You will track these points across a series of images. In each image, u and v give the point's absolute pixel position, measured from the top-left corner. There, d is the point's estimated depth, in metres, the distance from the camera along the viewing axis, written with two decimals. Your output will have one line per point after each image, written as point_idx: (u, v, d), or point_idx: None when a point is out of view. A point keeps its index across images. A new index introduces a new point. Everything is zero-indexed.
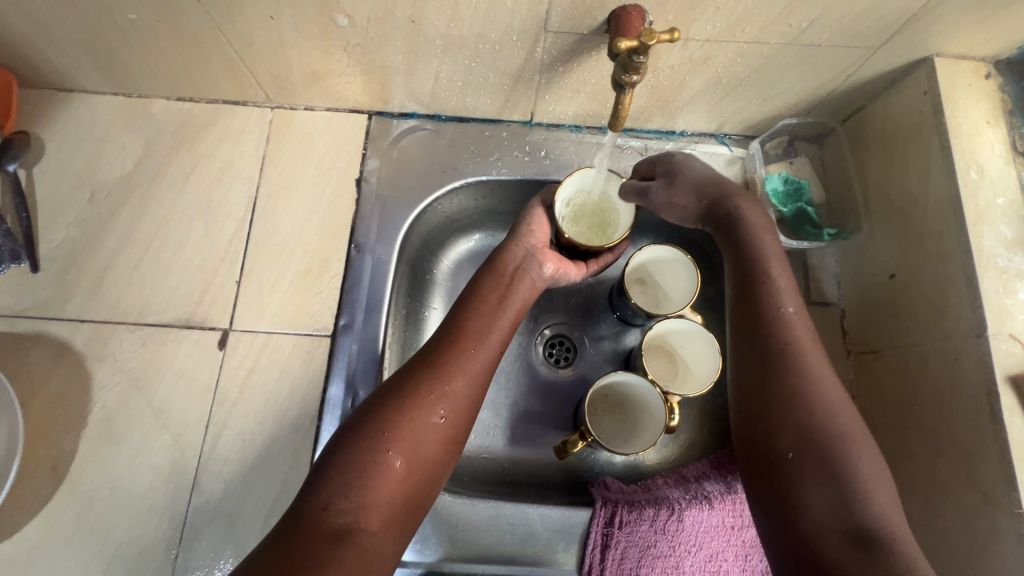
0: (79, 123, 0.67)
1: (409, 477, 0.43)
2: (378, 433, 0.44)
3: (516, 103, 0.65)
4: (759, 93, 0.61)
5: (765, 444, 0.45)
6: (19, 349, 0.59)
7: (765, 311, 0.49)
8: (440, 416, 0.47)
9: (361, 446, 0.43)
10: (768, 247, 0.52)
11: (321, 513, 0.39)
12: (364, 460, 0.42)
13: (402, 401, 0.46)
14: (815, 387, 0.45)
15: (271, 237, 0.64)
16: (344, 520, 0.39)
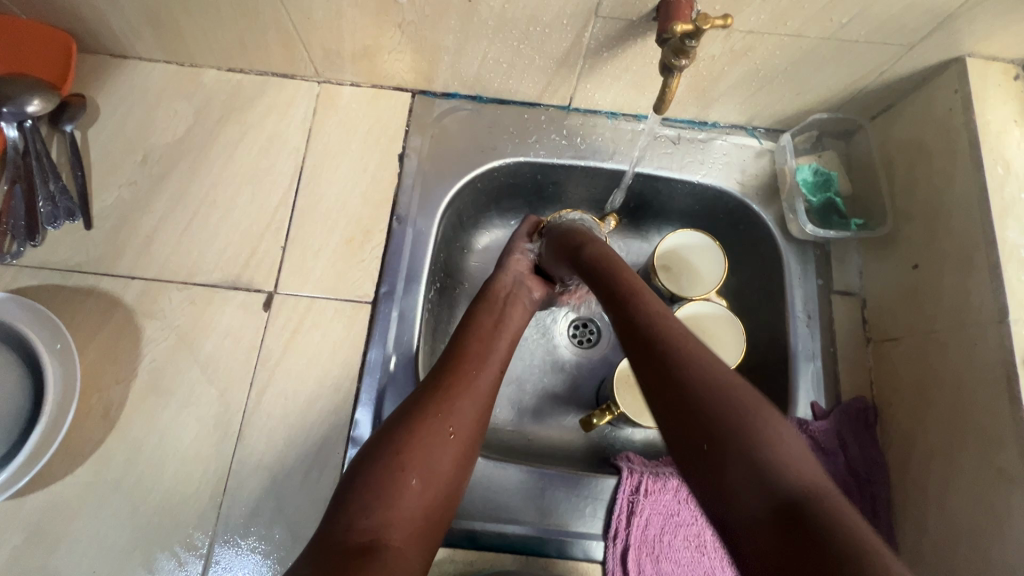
0: (132, 89, 0.69)
1: (427, 494, 0.46)
2: (390, 458, 0.46)
3: (556, 87, 0.68)
4: (793, 87, 0.63)
5: (679, 438, 0.39)
6: (72, 302, 0.61)
7: (638, 320, 0.47)
8: (451, 433, 0.49)
9: (378, 471, 0.45)
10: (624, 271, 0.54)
11: (345, 539, 0.41)
12: (382, 479, 0.45)
13: (413, 422, 0.48)
14: (707, 371, 0.41)
15: (316, 207, 0.66)
16: (357, 550, 0.40)
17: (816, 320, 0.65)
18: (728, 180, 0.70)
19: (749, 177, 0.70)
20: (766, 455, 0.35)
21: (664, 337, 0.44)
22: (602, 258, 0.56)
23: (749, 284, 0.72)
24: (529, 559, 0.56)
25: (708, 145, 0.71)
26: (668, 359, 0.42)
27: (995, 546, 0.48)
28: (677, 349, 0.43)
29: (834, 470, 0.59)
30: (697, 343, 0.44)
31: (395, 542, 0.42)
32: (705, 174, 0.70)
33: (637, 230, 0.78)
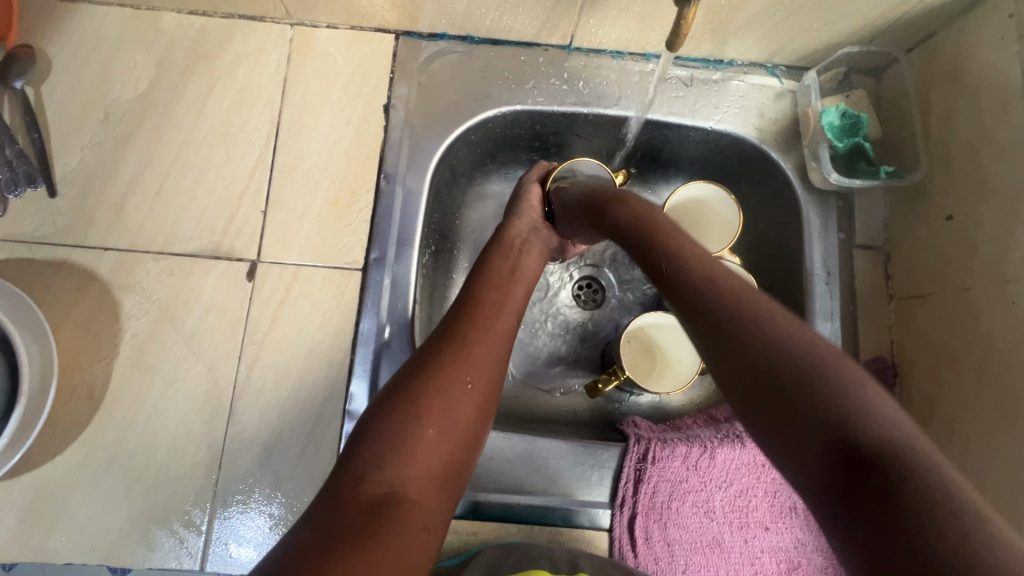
0: (84, 37, 0.62)
1: (445, 441, 0.42)
2: (409, 402, 0.42)
3: (556, 24, 0.61)
4: (823, 17, 0.56)
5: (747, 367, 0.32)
6: (44, 276, 0.57)
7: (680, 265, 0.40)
8: (469, 377, 0.45)
9: (392, 419, 0.41)
10: (695, 255, 0.40)
11: (361, 491, 0.37)
12: (397, 432, 0.40)
13: (424, 373, 0.44)
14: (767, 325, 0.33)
15: (297, 166, 0.61)
16: (370, 508, 0.36)
17: (836, 277, 0.62)
18: (745, 126, 0.64)
19: (768, 122, 0.64)
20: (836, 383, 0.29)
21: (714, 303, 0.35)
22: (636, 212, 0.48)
23: (765, 238, 0.68)
24: (536, 529, 0.55)
25: (723, 87, 0.65)
26: (787, 409, 0.30)
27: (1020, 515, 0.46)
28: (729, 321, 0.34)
29: None
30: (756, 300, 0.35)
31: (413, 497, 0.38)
32: (720, 120, 0.64)
33: (644, 183, 0.73)
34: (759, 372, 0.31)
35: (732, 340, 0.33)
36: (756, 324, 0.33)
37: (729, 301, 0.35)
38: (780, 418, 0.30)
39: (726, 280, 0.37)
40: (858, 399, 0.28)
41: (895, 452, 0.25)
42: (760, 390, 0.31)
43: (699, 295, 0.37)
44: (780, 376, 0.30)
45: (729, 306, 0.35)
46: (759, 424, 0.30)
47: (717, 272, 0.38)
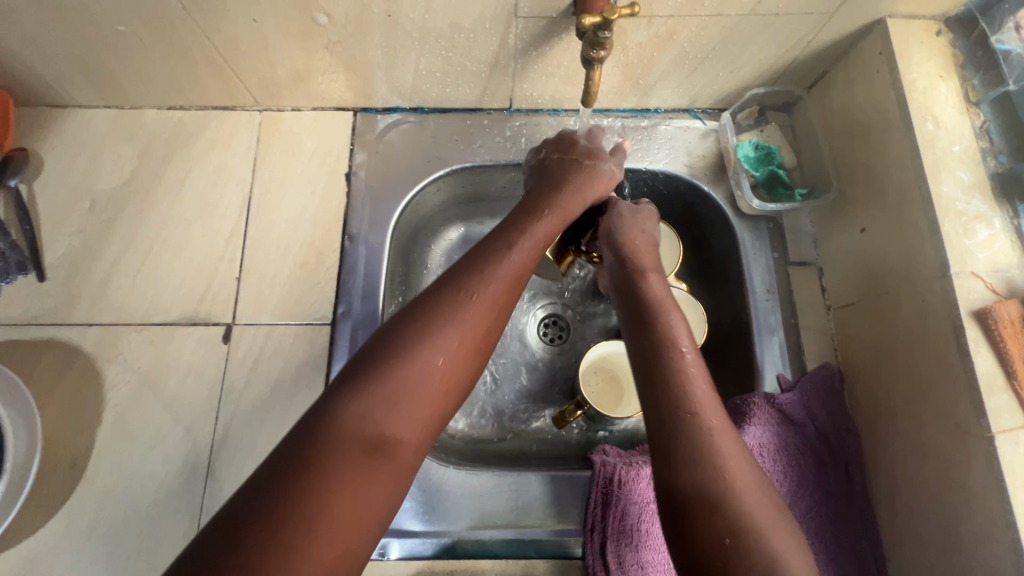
0: (74, 136, 0.69)
1: (471, 332, 0.41)
2: (453, 295, 0.42)
3: (494, 91, 0.68)
4: (725, 65, 0.64)
5: (691, 517, 0.38)
6: (31, 355, 0.61)
7: (671, 379, 0.45)
8: (506, 275, 0.45)
9: (386, 353, 0.38)
10: (706, 398, 0.44)
11: (392, 366, 0.38)
12: (393, 369, 0.38)
13: (430, 306, 0.41)
14: (730, 470, 0.39)
15: (268, 234, 0.67)
16: (397, 392, 0.37)
17: (775, 293, 0.66)
18: (675, 164, 0.70)
19: (697, 159, 0.70)
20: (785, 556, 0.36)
21: (697, 421, 0.42)
22: (652, 295, 0.53)
23: (709, 264, 0.73)
24: (511, 562, 0.56)
25: (652, 132, 0.71)
26: (751, 554, 0.35)
27: (962, 501, 0.48)
28: (698, 438, 0.41)
29: (803, 441, 0.59)
30: (728, 430, 0.42)
31: (434, 388, 0.38)
32: (652, 160, 0.70)
33: None
34: (734, 528, 0.37)
35: (705, 505, 0.38)
36: (736, 499, 0.38)
37: (713, 459, 0.40)
38: (745, 560, 0.35)
39: (725, 429, 0.42)
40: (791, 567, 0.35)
41: None
42: (733, 537, 0.36)
43: (695, 459, 0.40)
44: (748, 526, 0.37)
45: (716, 478, 0.39)
46: (718, 555, 0.36)
47: (706, 396, 0.43)
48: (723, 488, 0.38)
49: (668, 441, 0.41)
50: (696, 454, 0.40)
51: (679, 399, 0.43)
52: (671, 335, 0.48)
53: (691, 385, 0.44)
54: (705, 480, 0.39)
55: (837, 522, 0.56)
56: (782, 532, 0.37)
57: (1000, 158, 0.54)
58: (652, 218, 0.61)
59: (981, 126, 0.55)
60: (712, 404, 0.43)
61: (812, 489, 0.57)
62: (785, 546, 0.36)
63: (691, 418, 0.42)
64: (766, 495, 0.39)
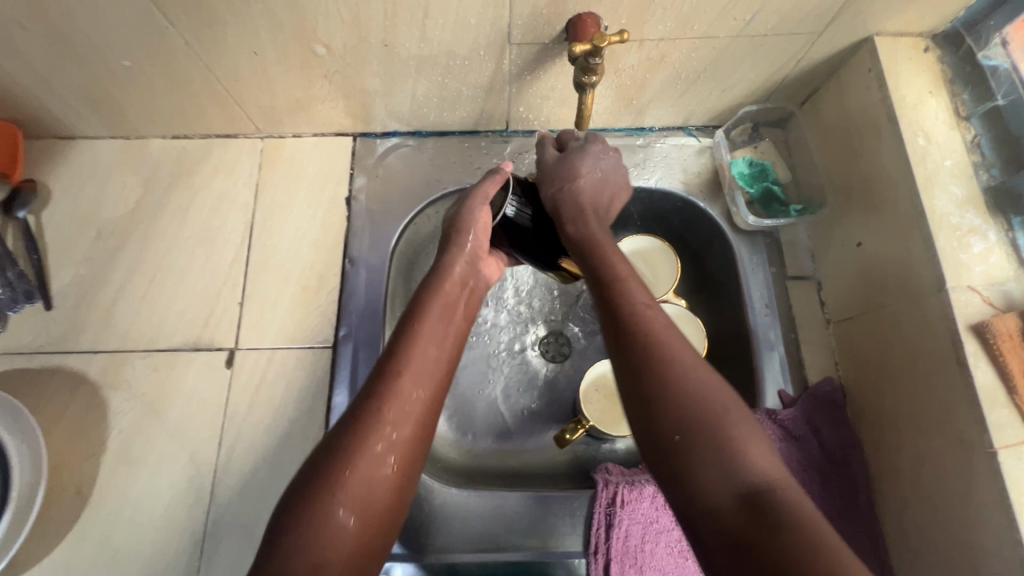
0: (81, 167, 0.70)
1: (382, 462, 0.42)
2: (351, 430, 0.43)
3: (491, 114, 0.69)
4: (717, 84, 0.65)
5: (648, 428, 0.39)
6: (38, 383, 0.61)
7: (617, 307, 0.45)
8: (405, 398, 0.45)
9: (314, 483, 0.40)
10: (649, 310, 0.44)
11: (318, 491, 0.39)
12: (320, 499, 0.39)
13: (354, 424, 0.43)
14: (679, 374, 0.40)
15: (270, 259, 0.68)
16: (307, 540, 0.37)
17: (774, 308, 0.66)
18: (671, 181, 0.71)
19: (692, 176, 0.71)
20: (734, 452, 0.37)
21: (642, 337, 0.42)
22: (583, 230, 0.51)
23: (708, 279, 0.73)
24: None
25: (647, 150, 0.72)
26: (705, 452, 0.37)
27: (968, 518, 0.48)
28: (645, 354, 0.41)
29: (808, 458, 0.59)
30: (671, 335, 0.42)
31: (346, 531, 0.39)
32: (649, 178, 0.71)
33: None
34: (683, 426, 0.38)
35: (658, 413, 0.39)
36: (686, 395, 0.39)
37: (661, 369, 0.40)
38: (699, 463, 0.37)
39: (666, 336, 0.42)
40: (739, 454, 0.37)
41: (771, 497, 0.35)
42: (685, 437, 0.38)
43: (646, 369, 0.41)
44: (698, 422, 0.38)
45: (667, 381, 0.40)
46: (676, 459, 0.38)
47: (649, 315, 0.44)
48: (673, 396, 0.39)
49: (623, 359, 0.42)
50: (643, 364, 0.41)
51: (629, 324, 0.43)
52: (609, 262, 0.48)
53: (634, 308, 0.44)
54: (656, 389, 0.40)
55: (844, 540, 0.56)
56: (734, 419, 0.38)
57: (993, 171, 0.54)
58: (586, 150, 0.55)
59: (972, 140, 0.55)
60: (656, 314, 0.44)
61: (818, 506, 0.57)
62: (736, 437, 0.37)
63: (636, 338, 0.42)
64: (718, 386, 0.40)
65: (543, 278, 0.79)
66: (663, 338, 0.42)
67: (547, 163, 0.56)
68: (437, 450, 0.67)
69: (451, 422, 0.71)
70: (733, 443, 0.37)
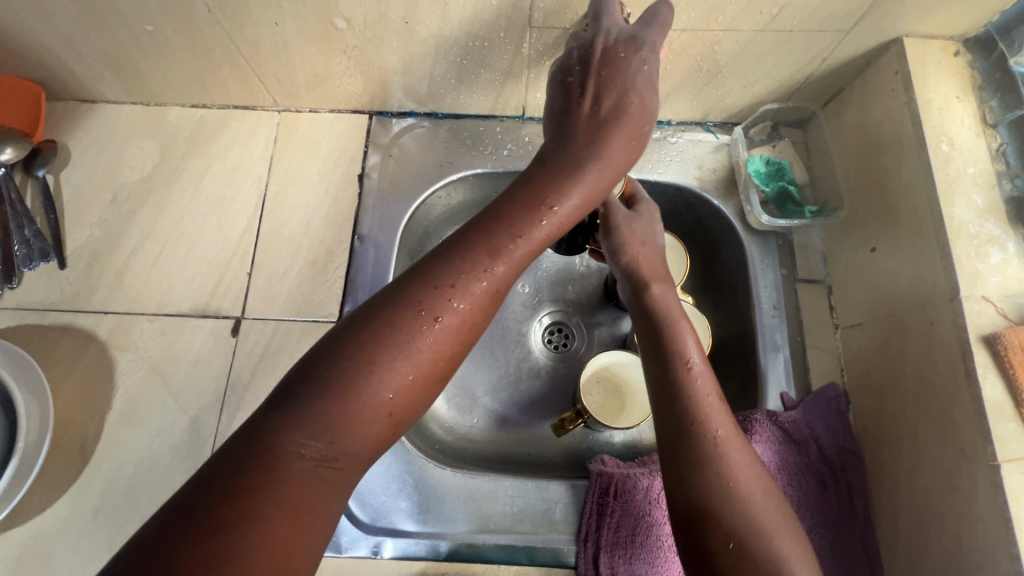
0: (100, 130, 0.71)
1: (446, 348, 0.39)
2: (415, 311, 0.38)
3: (507, 99, 0.69)
4: (739, 80, 0.64)
5: (696, 520, 0.41)
6: (47, 340, 0.63)
7: (682, 392, 0.46)
8: (484, 287, 0.40)
9: (341, 369, 0.36)
10: (713, 407, 0.45)
11: (349, 388, 0.35)
12: (351, 397, 0.35)
13: (398, 309, 0.38)
14: (739, 479, 0.42)
15: (280, 232, 0.68)
16: (335, 415, 0.35)
17: (782, 311, 0.65)
18: (686, 176, 0.70)
19: (707, 172, 0.70)
20: (782, 563, 0.39)
21: (707, 434, 0.44)
22: (662, 303, 0.53)
23: (717, 277, 0.72)
24: (504, 568, 0.56)
25: (663, 144, 0.71)
26: (754, 558, 0.39)
27: (966, 531, 0.47)
28: (707, 452, 0.43)
29: (806, 461, 0.58)
30: (735, 442, 0.44)
31: (382, 419, 0.36)
32: (664, 172, 0.70)
33: None
34: (737, 534, 0.40)
35: (714, 516, 0.40)
36: (742, 504, 0.41)
37: (722, 468, 0.42)
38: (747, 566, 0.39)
39: (732, 443, 0.44)
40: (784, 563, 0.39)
41: None
42: (737, 542, 0.40)
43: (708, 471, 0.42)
44: (752, 532, 0.40)
45: (727, 490, 0.41)
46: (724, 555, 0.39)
47: (712, 411, 0.45)
48: (730, 499, 0.41)
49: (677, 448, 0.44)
50: (704, 464, 0.42)
51: (693, 411, 0.45)
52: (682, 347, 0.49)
53: (700, 399, 0.45)
54: (714, 490, 0.41)
55: (835, 544, 0.55)
56: (781, 532, 0.40)
57: (1017, 181, 0.53)
58: (652, 217, 0.59)
59: (997, 149, 0.54)
60: (720, 413, 0.45)
61: (812, 508, 0.57)
62: (783, 555, 0.39)
63: (702, 434, 0.44)
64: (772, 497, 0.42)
65: (551, 269, 0.79)
66: (726, 444, 0.43)
67: (619, 223, 0.57)
68: (433, 431, 0.68)
69: (451, 407, 0.72)
70: (780, 550, 0.39)
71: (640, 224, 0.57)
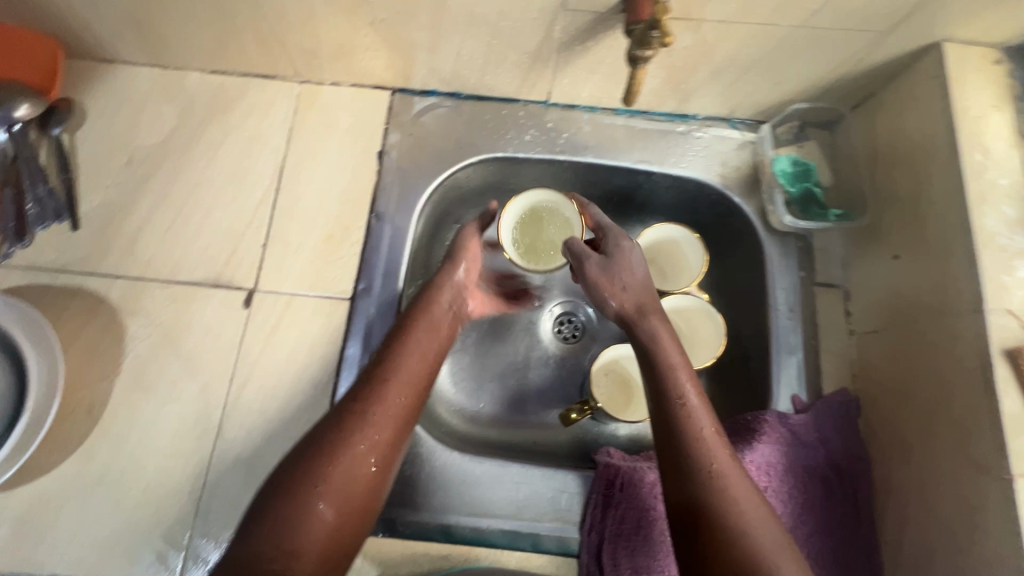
0: (117, 92, 0.70)
1: (366, 476, 0.46)
2: (333, 447, 0.46)
3: (533, 82, 0.68)
4: (771, 77, 0.63)
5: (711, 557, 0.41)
6: (58, 301, 0.62)
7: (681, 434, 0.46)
8: (390, 413, 0.49)
9: (277, 510, 0.43)
10: (713, 443, 0.46)
11: (287, 537, 0.42)
12: (287, 535, 0.42)
13: (318, 451, 0.45)
14: (747, 514, 0.42)
15: (296, 205, 0.67)
16: (276, 529, 0.42)
17: (798, 313, 0.65)
18: (709, 173, 0.69)
19: (731, 170, 0.69)
20: None
21: (711, 472, 0.44)
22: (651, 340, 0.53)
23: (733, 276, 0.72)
24: (506, 553, 0.57)
25: (687, 138, 0.70)
26: None
27: (974, 542, 0.47)
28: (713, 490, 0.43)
29: (813, 464, 0.58)
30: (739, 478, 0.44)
31: (321, 527, 0.43)
32: (686, 167, 0.70)
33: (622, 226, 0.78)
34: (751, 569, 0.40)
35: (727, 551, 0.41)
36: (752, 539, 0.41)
37: (729, 503, 0.43)
38: None
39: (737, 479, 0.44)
40: None
41: None
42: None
43: (716, 508, 0.42)
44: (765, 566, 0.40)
45: (737, 526, 0.42)
46: None
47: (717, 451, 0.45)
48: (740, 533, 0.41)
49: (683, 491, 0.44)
50: (710, 503, 0.43)
51: (693, 451, 0.45)
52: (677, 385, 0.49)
53: (699, 438, 0.46)
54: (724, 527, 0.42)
55: (838, 548, 0.56)
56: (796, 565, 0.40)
57: None
58: (631, 250, 0.58)
59: None
60: (718, 447, 0.45)
61: (816, 511, 0.57)
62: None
63: (704, 471, 0.44)
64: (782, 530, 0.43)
65: None
66: (731, 482, 0.44)
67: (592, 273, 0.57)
68: (440, 414, 0.68)
69: (458, 390, 0.71)
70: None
71: (615, 264, 0.57)
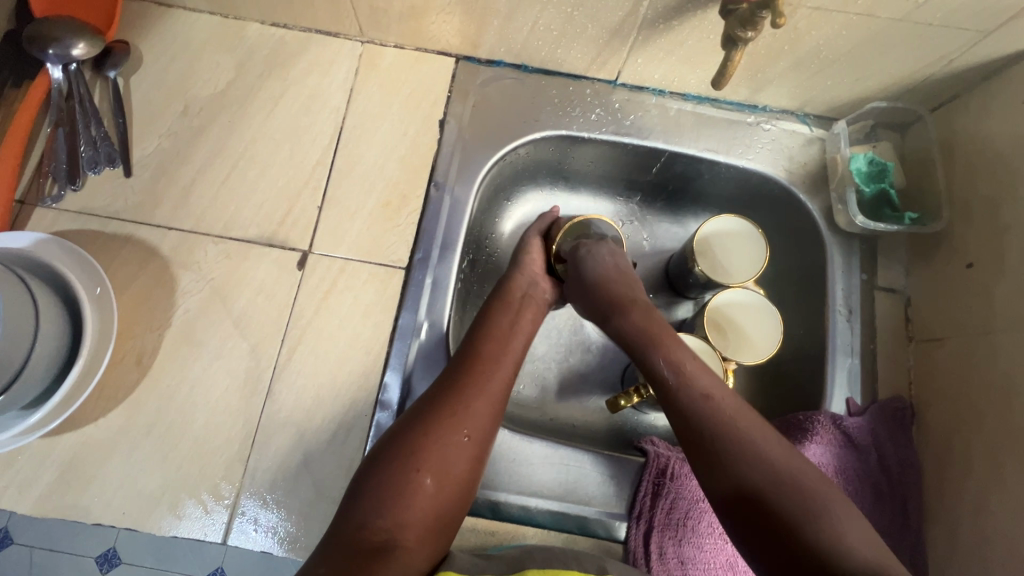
0: (175, 38, 0.68)
1: (469, 455, 0.48)
2: (441, 418, 0.48)
3: (605, 60, 0.66)
4: (855, 72, 0.61)
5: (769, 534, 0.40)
6: (110, 247, 0.61)
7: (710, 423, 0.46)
8: (492, 396, 0.51)
9: (388, 472, 0.45)
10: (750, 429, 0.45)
11: (397, 496, 0.44)
12: (395, 486, 0.45)
13: (427, 420, 0.48)
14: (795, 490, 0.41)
15: (354, 169, 0.66)
16: (390, 489, 0.45)
17: (858, 316, 0.64)
18: (775, 167, 0.68)
19: (798, 165, 0.68)
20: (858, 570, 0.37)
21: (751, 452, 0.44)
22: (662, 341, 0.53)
23: (789, 274, 0.71)
24: (551, 534, 0.56)
25: (756, 129, 0.69)
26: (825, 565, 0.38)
27: None
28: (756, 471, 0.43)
29: (865, 468, 0.58)
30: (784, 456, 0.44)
31: (427, 493, 0.45)
32: (752, 159, 0.68)
33: (675, 215, 0.77)
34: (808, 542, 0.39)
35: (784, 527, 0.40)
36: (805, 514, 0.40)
37: (774, 479, 0.42)
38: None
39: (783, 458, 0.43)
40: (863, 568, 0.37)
41: None
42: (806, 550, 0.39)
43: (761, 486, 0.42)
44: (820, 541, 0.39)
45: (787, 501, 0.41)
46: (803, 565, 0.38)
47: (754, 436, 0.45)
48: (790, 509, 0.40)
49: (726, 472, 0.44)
50: (753, 481, 0.42)
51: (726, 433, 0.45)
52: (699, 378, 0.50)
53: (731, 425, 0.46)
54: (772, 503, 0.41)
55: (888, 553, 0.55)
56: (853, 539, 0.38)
57: None
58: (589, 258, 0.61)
59: None
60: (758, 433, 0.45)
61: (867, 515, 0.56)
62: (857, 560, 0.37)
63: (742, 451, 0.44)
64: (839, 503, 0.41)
65: None
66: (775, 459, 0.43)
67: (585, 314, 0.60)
68: None
69: None
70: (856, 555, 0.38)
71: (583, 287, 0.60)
